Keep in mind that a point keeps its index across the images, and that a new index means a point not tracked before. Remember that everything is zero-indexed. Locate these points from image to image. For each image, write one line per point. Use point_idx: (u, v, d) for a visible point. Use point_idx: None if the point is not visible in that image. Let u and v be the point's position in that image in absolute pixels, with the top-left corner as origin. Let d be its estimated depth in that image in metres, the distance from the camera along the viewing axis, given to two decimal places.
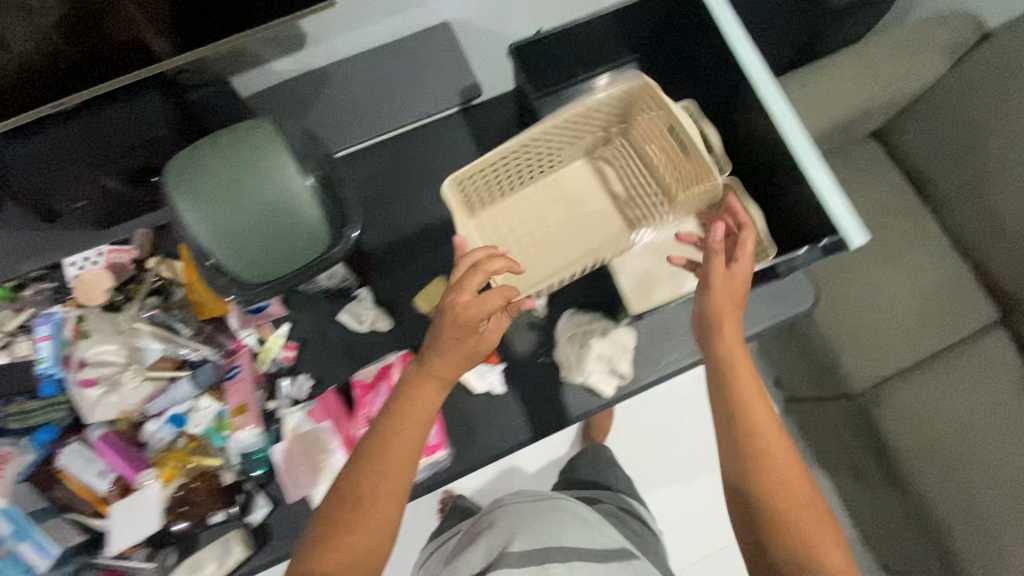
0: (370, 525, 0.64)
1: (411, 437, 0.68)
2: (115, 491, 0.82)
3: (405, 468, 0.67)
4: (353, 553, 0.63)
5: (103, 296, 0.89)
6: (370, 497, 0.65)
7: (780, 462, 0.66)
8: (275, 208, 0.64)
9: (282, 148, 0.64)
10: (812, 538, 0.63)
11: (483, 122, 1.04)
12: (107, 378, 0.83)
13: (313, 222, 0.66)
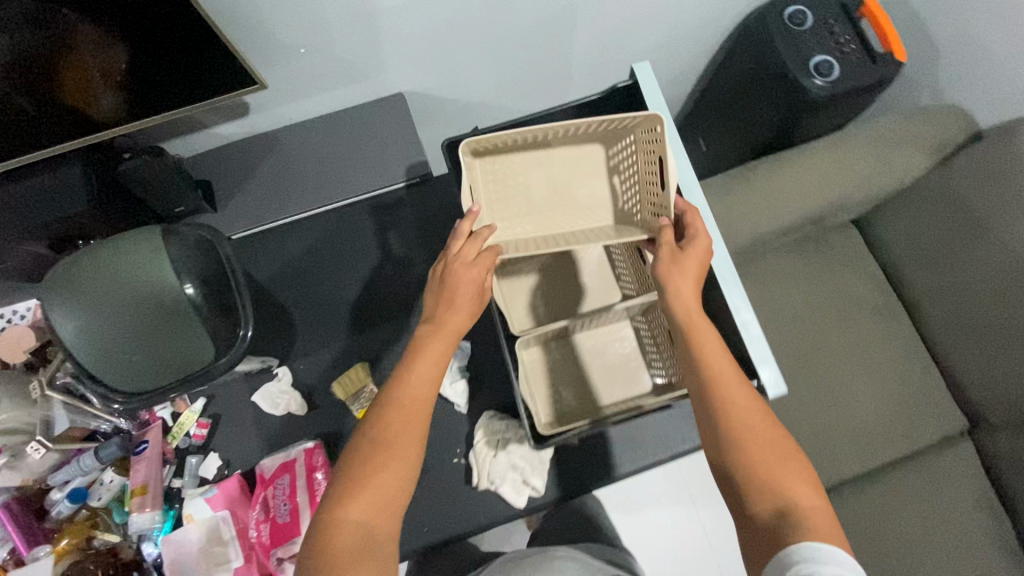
0: (388, 477, 0.62)
1: (416, 394, 0.67)
2: (9, 561, 0.82)
3: (416, 424, 0.66)
4: (371, 509, 0.61)
5: (19, 357, 0.85)
6: (386, 451, 0.63)
7: (749, 417, 0.63)
8: (152, 315, 0.63)
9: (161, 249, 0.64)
10: (787, 486, 0.60)
11: (427, 201, 1.02)
12: (12, 447, 0.82)
13: (194, 329, 0.65)
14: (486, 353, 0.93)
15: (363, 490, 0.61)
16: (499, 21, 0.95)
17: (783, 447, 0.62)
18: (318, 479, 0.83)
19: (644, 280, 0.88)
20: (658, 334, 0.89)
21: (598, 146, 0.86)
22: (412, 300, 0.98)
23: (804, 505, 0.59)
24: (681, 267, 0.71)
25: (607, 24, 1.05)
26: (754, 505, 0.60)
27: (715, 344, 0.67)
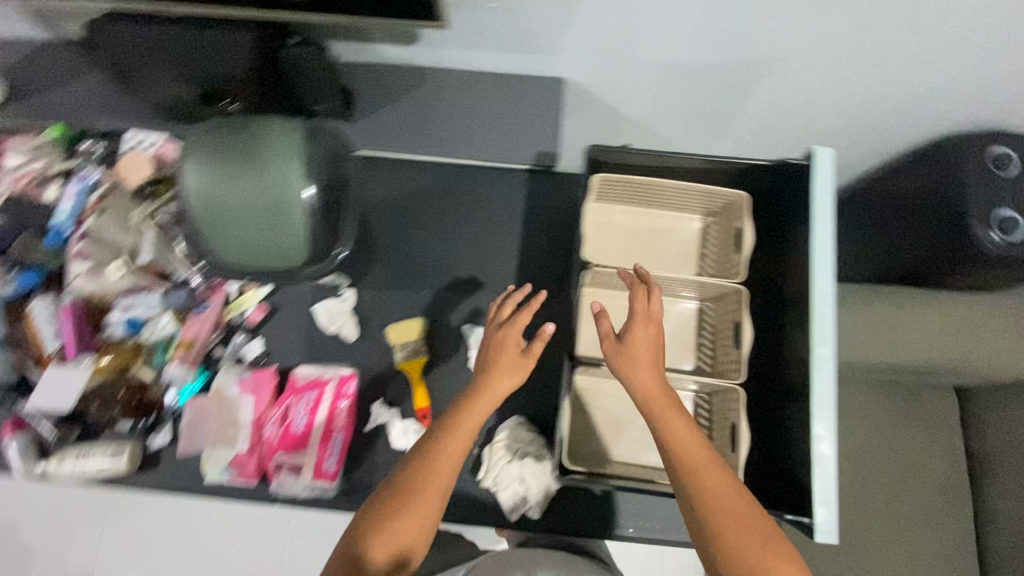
0: (413, 519, 0.64)
1: (448, 458, 0.67)
2: (55, 356, 0.88)
3: (445, 476, 0.67)
4: (391, 546, 0.64)
5: (135, 181, 0.94)
6: (403, 515, 0.64)
7: (723, 498, 0.64)
8: (261, 203, 0.64)
9: (291, 143, 0.65)
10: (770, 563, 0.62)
11: (543, 191, 0.98)
12: (98, 258, 0.90)
13: (292, 229, 0.66)
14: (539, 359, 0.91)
15: (386, 535, 0.64)
16: (693, 48, 0.89)
17: (765, 529, 0.63)
18: (340, 408, 0.86)
19: (724, 362, 0.85)
20: (718, 421, 0.83)
21: (696, 219, 0.93)
22: (489, 278, 0.95)
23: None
24: (640, 365, 0.68)
25: (799, 91, 0.96)
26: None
27: (689, 431, 0.66)
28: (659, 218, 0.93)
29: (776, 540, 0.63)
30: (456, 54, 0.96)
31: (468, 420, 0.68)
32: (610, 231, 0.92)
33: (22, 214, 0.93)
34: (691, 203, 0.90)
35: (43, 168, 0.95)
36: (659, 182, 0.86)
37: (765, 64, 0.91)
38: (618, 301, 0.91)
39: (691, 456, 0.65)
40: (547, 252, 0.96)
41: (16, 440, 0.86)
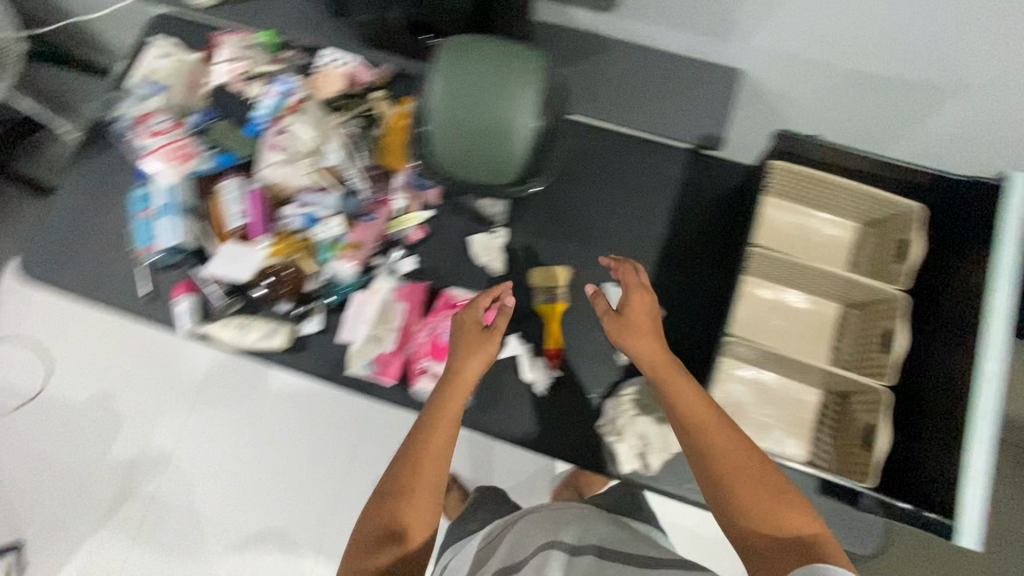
0: (421, 483, 0.73)
1: (447, 418, 0.77)
2: (236, 232, 0.95)
3: (437, 443, 0.75)
4: (404, 507, 0.72)
5: (330, 93, 1.02)
6: (422, 465, 0.74)
7: (723, 455, 0.67)
8: (493, 121, 0.70)
9: (533, 75, 0.69)
10: (786, 516, 0.62)
11: (703, 172, 1.00)
12: (291, 153, 0.96)
13: (511, 153, 0.71)
14: (672, 329, 0.93)
15: (391, 508, 0.72)
16: (890, 61, 0.88)
17: (772, 484, 0.65)
18: None
19: (865, 366, 0.86)
20: (846, 418, 0.86)
21: (851, 226, 0.95)
22: (637, 244, 0.98)
23: (806, 535, 0.61)
24: (636, 335, 0.79)
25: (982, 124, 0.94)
26: (752, 545, 0.62)
27: (687, 398, 0.72)
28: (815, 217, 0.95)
29: (786, 491, 0.64)
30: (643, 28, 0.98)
31: (455, 397, 0.78)
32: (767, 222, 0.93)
33: (226, 102, 1.01)
34: (855, 207, 0.91)
35: (251, 66, 1.04)
36: (833, 180, 0.86)
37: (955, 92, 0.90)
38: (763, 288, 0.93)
39: (685, 423, 0.71)
40: (698, 231, 0.98)
41: (186, 299, 0.94)
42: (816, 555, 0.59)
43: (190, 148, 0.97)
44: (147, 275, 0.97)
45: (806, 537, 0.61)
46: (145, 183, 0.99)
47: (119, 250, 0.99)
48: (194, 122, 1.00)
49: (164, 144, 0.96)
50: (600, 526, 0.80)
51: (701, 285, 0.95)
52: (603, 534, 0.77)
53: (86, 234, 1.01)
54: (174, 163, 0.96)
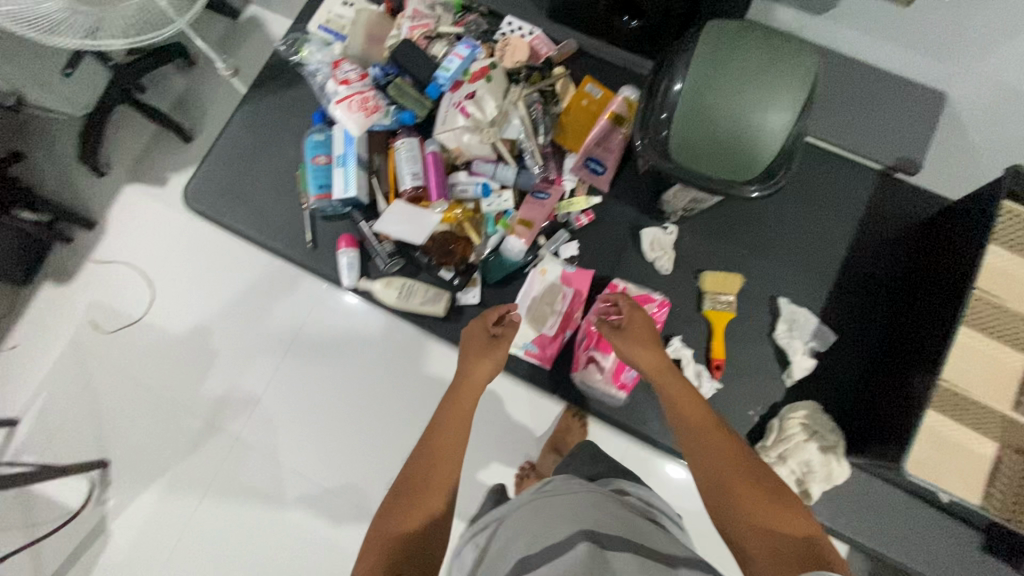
0: (435, 482, 0.64)
1: (460, 409, 0.73)
2: (408, 194, 0.95)
3: (451, 437, 0.69)
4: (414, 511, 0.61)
5: (513, 64, 0.99)
6: (435, 462, 0.66)
7: (726, 456, 0.63)
8: (746, 120, 0.66)
9: (800, 84, 0.66)
10: (782, 522, 0.56)
11: (891, 195, 0.96)
12: (474, 120, 0.94)
13: (751, 157, 0.67)
14: (843, 354, 0.90)
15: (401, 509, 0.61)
16: None
17: (771, 487, 0.59)
18: None
19: None
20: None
21: None
22: (812, 261, 0.94)
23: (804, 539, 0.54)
24: (635, 340, 0.78)
25: None
26: (752, 553, 0.56)
27: (689, 402, 0.71)
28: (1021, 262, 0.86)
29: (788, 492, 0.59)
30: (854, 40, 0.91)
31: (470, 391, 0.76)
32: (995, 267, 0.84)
33: (409, 57, 0.99)
34: None
35: (435, 25, 1.03)
36: None
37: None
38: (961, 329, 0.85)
39: (687, 430, 0.69)
40: (883, 258, 0.94)
41: (351, 253, 0.93)
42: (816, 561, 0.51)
43: (373, 102, 0.95)
44: (314, 224, 0.98)
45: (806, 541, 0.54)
46: (320, 130, 0.98)
47: (291, 195, 1.01)
48: (374, 74, 0.99)
49: (349, 93, 0.93)
50: (608, 507, 0.58)
51: (876, 311, 0.92)
52: (606, 521, 0.55)
53: (255, 172, 1.02)
54: (358, 115, 0.93)
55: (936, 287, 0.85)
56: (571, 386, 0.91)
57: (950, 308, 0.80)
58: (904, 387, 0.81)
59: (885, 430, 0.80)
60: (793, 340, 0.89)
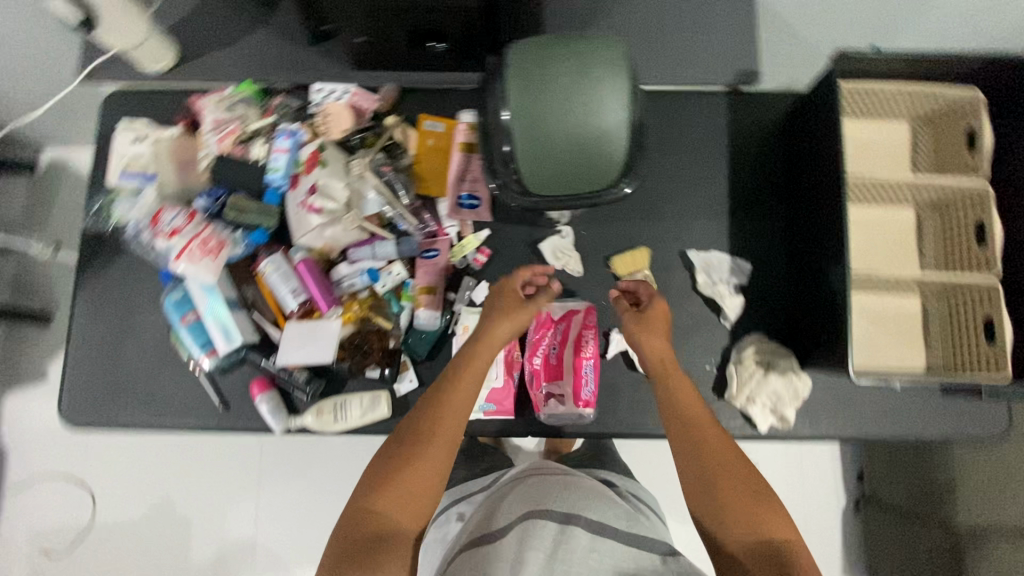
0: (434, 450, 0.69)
1: (470, 374, 0.75)
2: (297, 312, 0.88)
3: (460, 403, 0.73)
4: (410, 478, 0.67)
5: (340, 133, 0.93)
6: (437, 426, 0.71)
7: (723, 451, 0.68)
8: (586, 131, 0.64)
9: (621, 75, 0.63)
10: (767, 521, 0.63)
11: (746, 110, 0.96)
12: (330, 212, 0.87)
13: (606, 163, 0.65)
14: (765, 277, 0.92)
15: (395, 475, 0.67)
16: None
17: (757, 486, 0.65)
18: (587, 337, 0.87)
19: (959, 261, 0.88)
20: (956, 319, 0.86)
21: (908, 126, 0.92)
22: (703, 202, 0.95)
23: (779, 539, 0.62)
24: (652, 327, 0.78)
25: None
26: (733, 536, 0.63)
27: (690, 394, 0.73)
28: (876, 131, 0.92)
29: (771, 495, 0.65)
30: None
31: (480, 358, 0.76)
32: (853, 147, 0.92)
33: (235, 172, 0.92)
34: (911, 108, 0.91)
35: (243, 126, 0.94)
36: (886, 86, 0.89)
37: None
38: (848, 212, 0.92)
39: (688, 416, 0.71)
40: (765, 171, 0.95)
41: (268, 398, 0.86)
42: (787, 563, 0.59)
43: (215, 238, 0.86)
44: (216, 385, 0.89)
45: (781, 543, 0.61)
46: (174, 287, 0.89)
47: (174, 364, 0.91)
48: (203, 206, 0.89)
49: (185, 242, 0.84)
50: (585, 492, 0.71)
51: (776, 226, 0.93)
52: (579, 501, 0.68)
53: (126, 357, 0.91)
54: (206, 260, 0.84)
55: (815, 182, 0.86)
56: (540, 424, 0.89)
57: (832, 198, 0.81)
58: (824, 291, 0.83)
59: (827, 334, 0.83)
60: (717, 285, 0.91)
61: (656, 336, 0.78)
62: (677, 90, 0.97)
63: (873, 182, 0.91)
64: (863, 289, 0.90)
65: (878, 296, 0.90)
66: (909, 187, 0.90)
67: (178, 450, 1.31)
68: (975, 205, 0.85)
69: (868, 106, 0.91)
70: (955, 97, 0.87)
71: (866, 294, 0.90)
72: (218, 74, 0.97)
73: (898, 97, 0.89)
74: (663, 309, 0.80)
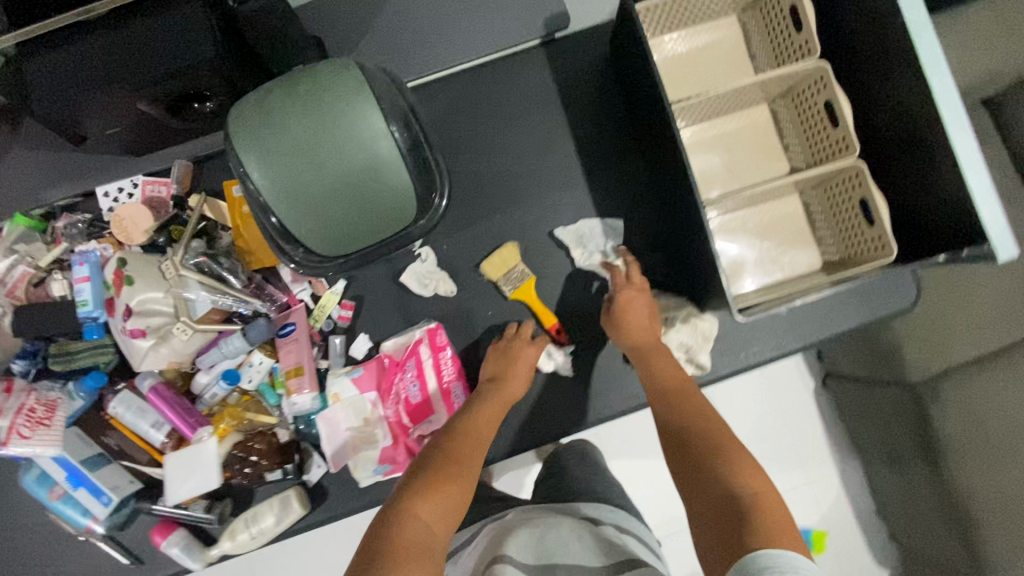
0: (467, 464, 0.62)
1: (492, 407, 0.72)
2: (170, 443, 0.80)
3: (485, 430, 0.68)
4: (449, 492, 0.58)
5: (141, 236, 0.82)
6: (468, 442, 0.65)
7: (703, 418, 0.65)
8: (353, 173, 0.55)
9: (365, 98, 0.54)
10: (738, 475, 0.56)
11: (567, 56, 0.88)
12: (156, 329, 0.78)
13: (395, 196, 0.57)
14: (640, 228, 0.86)
15: (433, 488, 0.57)
16: None
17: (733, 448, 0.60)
18: (445, 358, 0.81)
19: (822, 149, 0.82)
20: (835, 205, 0.82)
21: (735, 21, 0.87)
22: (554, 171, 0.87)
23: (752, 494, 0.54)
24: (629, 324, 0.76)
25: None
26: (695, 496, 0.57)
27: (673, 371, 0.72)
28: (703, 39, 0.87)
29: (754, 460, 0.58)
30: None
31: (493, 401, 0.73)
32: (683, 67, 0.87)
33: (35, 321, 0.80)
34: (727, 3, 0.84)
35: (33, 265, 0.83)
36: None
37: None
38: (698, 133, 0.88)
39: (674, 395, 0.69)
40: (606, 116, 0.87)
41: (175, 540, 0.79)
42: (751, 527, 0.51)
43: (42, 403, 0.77)
44: (118, 546, 0.82)
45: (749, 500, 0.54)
46: (29, 464, 0.80)
47: (67, 539, 0.82)
48: (21, 368, 0.79)
49: (8, 422, 0.74)
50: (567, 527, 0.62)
51: (636, 170, 0.87)
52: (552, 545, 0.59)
53: (14, 550, 0.82)
54: (40, 432, 0.75)
55: (648, 117, 0.79)
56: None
57: (667, 132, 0.73)
58: (686, 228, 0.78)
59: (705, 275, 0.77)
60: (594, 256, 0.85)
61: (631, 309, 0.76)
62: (485, 61, 0.87)
63: (714, 97, 0.81)
64: (737, 206, 0.85)
65: (755, 207, 0.87)
66: (752, 88, 0.81)
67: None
68: (821, 86, 0.78)
69: (683, 17, 0.84)
70: None
71: (742, 209, 0.87)
72: None
73: None
74: (645, 309, 0.77)
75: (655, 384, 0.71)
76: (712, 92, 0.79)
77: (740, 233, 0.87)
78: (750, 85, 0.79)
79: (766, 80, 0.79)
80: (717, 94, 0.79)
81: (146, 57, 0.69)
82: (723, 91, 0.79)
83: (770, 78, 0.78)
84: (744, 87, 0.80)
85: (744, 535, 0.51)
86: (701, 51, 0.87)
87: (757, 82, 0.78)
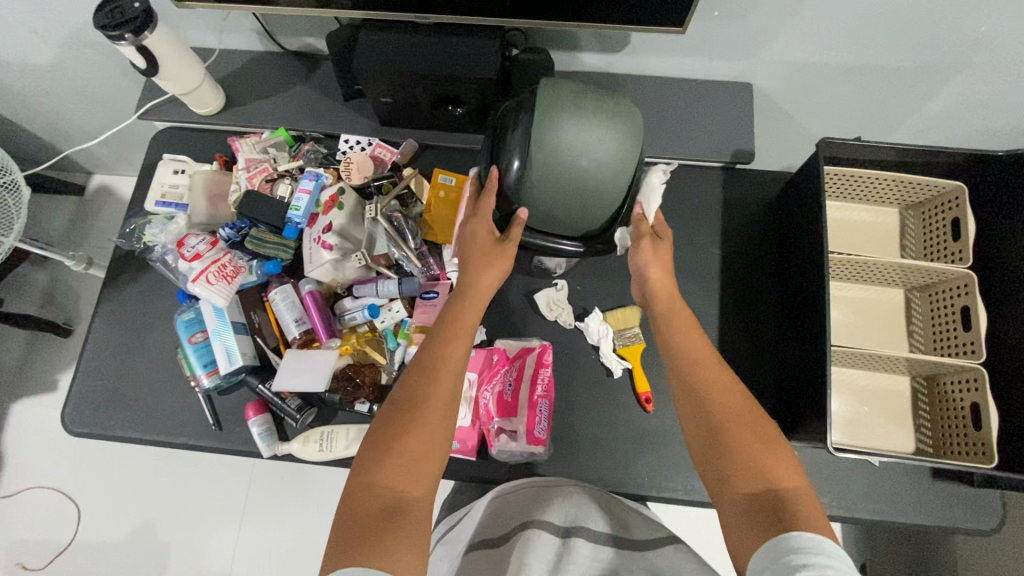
0: (434, 420, 0.65)
1: (462, 324, 0.74)
2: (298, 340, 0.92)
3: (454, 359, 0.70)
4: (415, 458, 0.62)
5: (360, 180, 1.00)
6: (433, 390, 0.67)
7: (722, 402, 0.66)
8: (589, 185, 0.71)
9: (624, 142, 0.71)
10: (769, 470, 0.60)
11: (739, 186, 1.02)
12: (339, 249, 0.93)
13: (598, 212, 0.74)
14: (753, 346, 0.94)
15: (392, 455, 0.62)
16: (932, 50, 0.84)
17: (759, 427, 0.63)
18: (543, 375, 0.90)
19: (946, 346, 0.89)
20: (943, 399, 0.87)
21: (896, 213, 0.98)
22: (696, 268, 0.98)
23: (785, 486, 0.59)
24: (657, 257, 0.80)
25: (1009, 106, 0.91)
26: (728, 491, 0.61)
27: (696, 341, 0.72)
28: (861, 216, 0.99)
29: (781, 441, 0.62)
30: (656, 61, 0.98)
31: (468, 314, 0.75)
32: (838, 231, 0.98)
33: (253, 205, 0.95)
34: (897, 195, 0.95)
35: (273, 166, 1.04)
36: (864, 172, 0.91)
37: (987, 76, 0.87)
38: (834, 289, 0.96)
39: (700, 372, 0.69)
40: (755, 244, 0.99)
41: (259, 421, 0.89)
42: (789, 515, 0.56)
43: (232, 265, 0.94)
44: (212, 405, 0.93)
45: (786, 490, 0.58)
46: (189, 307, 0.96)
47: (177, 381, 0.95)
48: (226, 235, 0.95)
49: (203, 266, 0.91)
50: (590, 495, 0.78)
51: (768, 297, 0.96)
52: (578, 508, 0.74)
53: (135, 369, 0.96)
54: (221, 284, 0.91)
55: (799, 256, 0.90)
56: (525, 471, 0.89)
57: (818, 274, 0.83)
58: (803, 359, 0.86)
59: (808, 408, 0.83)
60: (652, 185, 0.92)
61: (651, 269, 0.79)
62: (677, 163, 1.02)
63: (863, 263, 0.90)
64: (854, 364, 0.91)
65: (866, 371, 0.92)
66: (897, 271, 0.90)
67: (192, 464, 1.45)
68: (964, 292, 0.86)
69: (850, 194, 0.97)
70: (936, 187, 0.90)
71: (855, 368, 0.92)
72: (258, 118, 1.07)
73: (878, 181, 0.92)
74: (664, 261, 0.80)
75: (672, 353, 0.72)
76: (866, 258, 0.89)
77: (847, 390, 0.92)
78: (900, 267, 0.89)
79: (915, 268, 0.88)
80: (868, 262, 0.89)
81: (445, 59, 0.89)
82: (874, 262, 0.88)
83: (918, 267, 0.87)
84: (893, 266, 0.89)
85: (781, 523, 0.55)
86: (859, 226, 0.98)
87: (907, 266, 0.87)
